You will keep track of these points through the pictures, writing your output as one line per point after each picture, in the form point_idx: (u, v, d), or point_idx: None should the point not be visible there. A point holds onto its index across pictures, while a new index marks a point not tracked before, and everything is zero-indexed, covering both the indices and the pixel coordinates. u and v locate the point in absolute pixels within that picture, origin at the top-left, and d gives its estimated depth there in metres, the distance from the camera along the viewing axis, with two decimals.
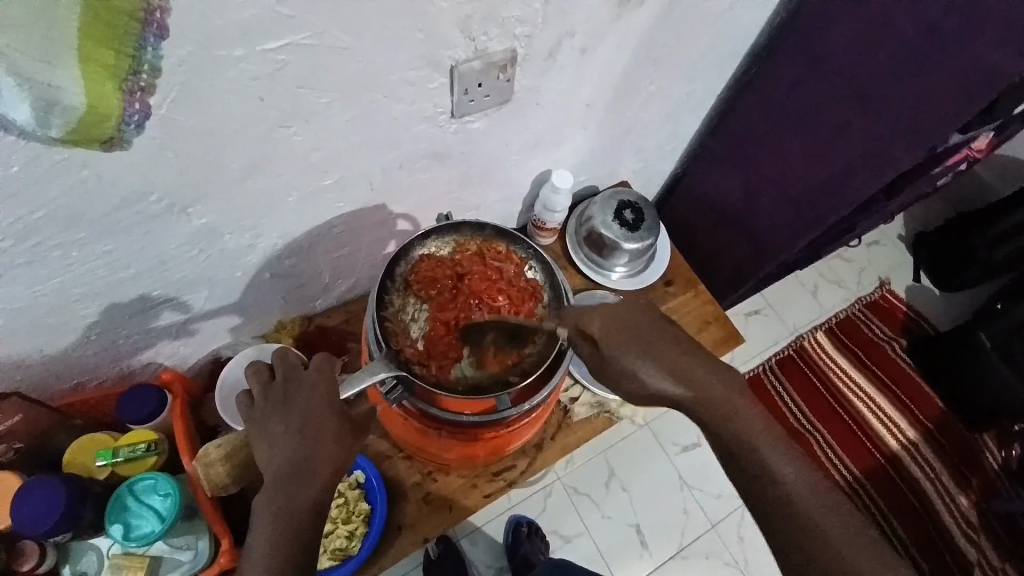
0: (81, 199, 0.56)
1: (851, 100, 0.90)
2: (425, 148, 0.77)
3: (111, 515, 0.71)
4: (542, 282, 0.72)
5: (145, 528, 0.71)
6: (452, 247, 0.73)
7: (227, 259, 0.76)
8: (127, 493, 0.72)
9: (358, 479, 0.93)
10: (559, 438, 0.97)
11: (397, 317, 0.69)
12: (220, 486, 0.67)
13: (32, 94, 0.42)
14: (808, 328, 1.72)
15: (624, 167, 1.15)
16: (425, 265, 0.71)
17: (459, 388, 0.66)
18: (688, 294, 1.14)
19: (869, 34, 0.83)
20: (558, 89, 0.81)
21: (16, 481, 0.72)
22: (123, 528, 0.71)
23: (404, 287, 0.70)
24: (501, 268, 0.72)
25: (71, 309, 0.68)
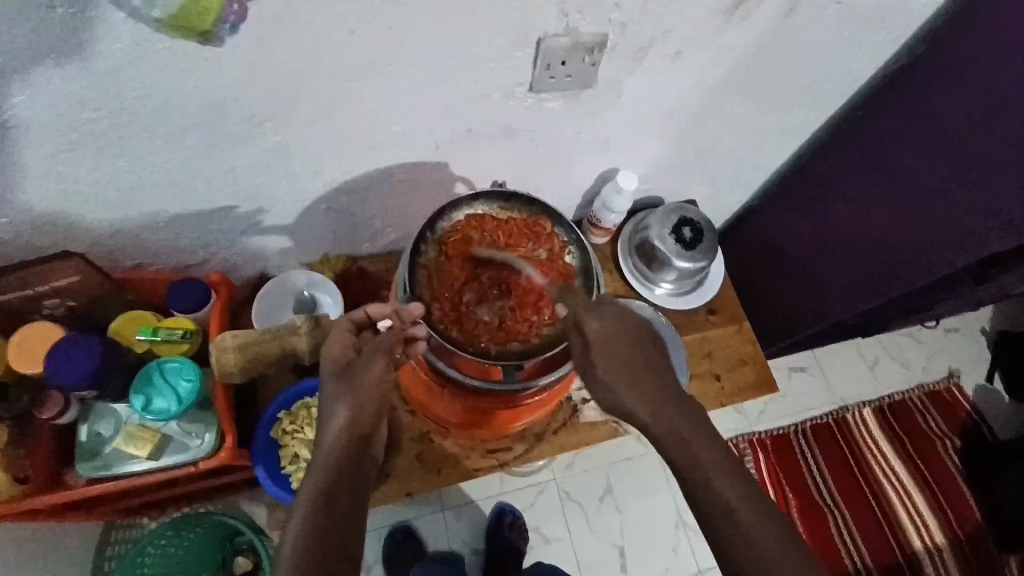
0: (171, 91, 0.61)
1: (959, 164, 0.83)
2: (497, 120, 0.78)
3: (136, 385, 0.76)
4: (577, 269, 0.70)
5: (161, 404, 0.76)
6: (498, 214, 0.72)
7: (289, 181, 0.79)
8: (155, 370, 0.77)
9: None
10: (567, 432, 0.96)
11: (432, 266, 0.69)
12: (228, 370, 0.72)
13: None
14: (855, 402, 1.61)
15: (695, 186, 1.11)
16: (468, 224, 0.70)
17: (470, 349, 0.66)
18: (730, 329, 1.09)
19: (999, 102, 0.77)
20: (642, 86, 0.80)
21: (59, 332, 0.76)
22: (144, 400, 0.75)
23: (444, 239, 0.70)
24: (541, 245, 0.70)
25: (143, 196, 0.74)
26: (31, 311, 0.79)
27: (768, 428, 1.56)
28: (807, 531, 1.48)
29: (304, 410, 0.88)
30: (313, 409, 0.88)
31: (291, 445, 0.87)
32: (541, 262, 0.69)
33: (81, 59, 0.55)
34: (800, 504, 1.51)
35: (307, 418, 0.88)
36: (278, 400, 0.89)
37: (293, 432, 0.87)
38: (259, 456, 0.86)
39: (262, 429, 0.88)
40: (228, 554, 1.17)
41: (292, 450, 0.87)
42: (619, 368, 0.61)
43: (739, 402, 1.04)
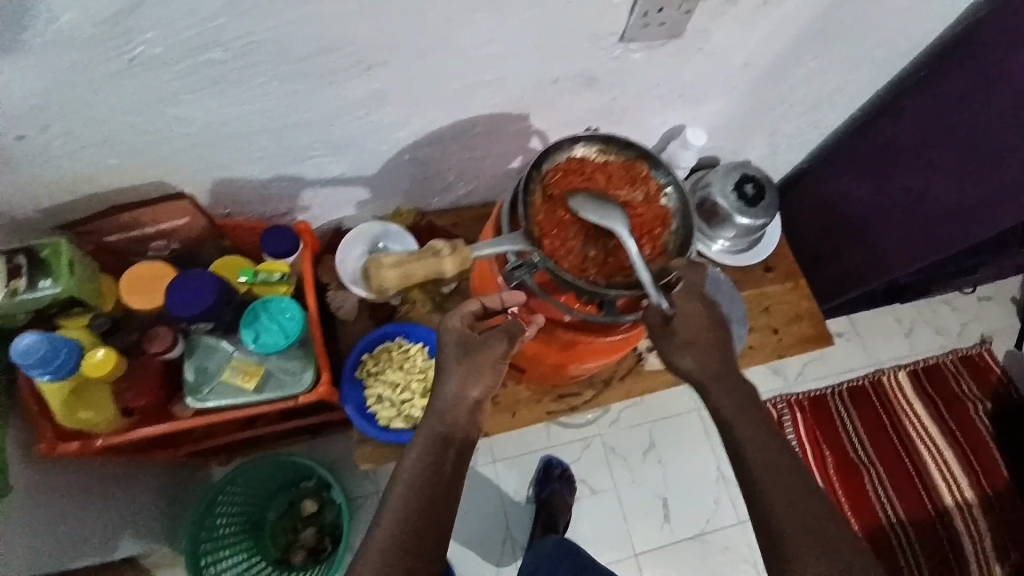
0: (293, 31, 0.63)
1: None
2: (583, 68, 0.80)
3: (245, 321, 0.77)
4: (675, 212, 0.68)
5: (270, 340, 0.77)
6: (597, 157, 0.70)
7: (381, 130, 0.82)
8: (262, 308, 0.78)
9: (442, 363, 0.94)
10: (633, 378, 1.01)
11: (540, 202, 0.66)
12: (378, 286, 0.70)
13: None
14: (891, 365, 1.65)
15: (756, 144, 1.13)
16: (570, 165, 0.68)
17: (580, 282, 0.64)
18: (787, 285, 1.12)
19: None
20: (726, 37, 0.81)
21: (169, 271, 0.77)
22: (253, 335, 0.77)
23: (548, 177, 0.67)
24: (641, 189, 0.69)
25: (245, 140, 0.76)
26: (139, 252, 0.83)
27: (806, 390, 1.60)
28: (844, 488, 1.53)
29: (385, 353, 0.93)
30: (392, 353, 0.93)
31: (374, 385, 0.92)
32: (643, 205, 0.68)
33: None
34: (837, 463, 1.56)
35: (388, 360, 0.93)
36: (362, 343, 0.94)
37: (377, 372, 0.92)
38: (348, 393, 0.91)
39: (348, 369, 0.93)
40: (295, 496, 1.26)
41: (375, 391, 0.91)
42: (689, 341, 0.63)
43: (797, 355, 1.07)
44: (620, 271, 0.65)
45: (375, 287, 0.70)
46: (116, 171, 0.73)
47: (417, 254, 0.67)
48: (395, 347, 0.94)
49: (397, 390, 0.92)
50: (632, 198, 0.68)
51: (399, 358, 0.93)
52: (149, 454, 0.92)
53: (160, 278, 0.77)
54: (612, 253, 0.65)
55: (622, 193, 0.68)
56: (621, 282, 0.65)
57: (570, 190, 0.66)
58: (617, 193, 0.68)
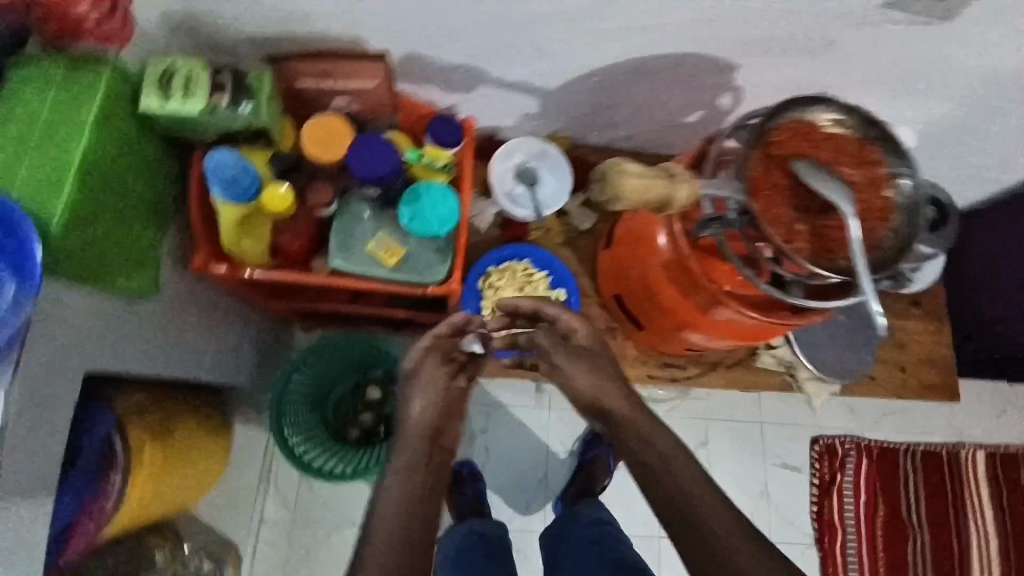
0: None
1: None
2: (825, 31, 0.71)
3: (405, 199, 0.77)
4: (900, 207, 0.61)
5: (425, 224, 0.77)
6: (832, 127, 0.63)
7: (580, 45, 0.76)
8: (423, 190, 0.77)
9: (561, 295, 0.93)
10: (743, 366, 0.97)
11: (760, 158, 0.61)
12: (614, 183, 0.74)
13: None
14: (976, 443, 1.54)
15: (946, 168, 1.01)
16: (801, 128, 0.62)
17: (783, 249, 0.59)
18: (926, 326, 1.04)
19: None
20: (995, 31, 0.71)
21: (348, 132, 0.75)
22: (409, 215, 0.76)
23: (774, 134, 0.62)
24: (869, 173, 0.62)
25: (453, 21, 0.72)
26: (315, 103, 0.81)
27: (880, 440, 1.52)
28: (884, 546, 1.48)
29: (509, 271, 0.93)
30: (515, 272, 0.93)
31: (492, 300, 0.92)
32: (867, 190, 0.62)
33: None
34: (886, 520, 1.50)
35: (511, 279, 0.93)
36: (489, 256, 0.93)
37: (498, 287, 0.92)
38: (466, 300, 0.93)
39: (471, 278, 0.93)
40: (361, 379, 1.26)
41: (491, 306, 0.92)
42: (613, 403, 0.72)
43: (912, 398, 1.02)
44: (826, 252, 0.60)
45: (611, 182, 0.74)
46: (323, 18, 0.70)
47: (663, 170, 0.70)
48: (519, 267, 0.93)
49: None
50: (857, 179, 0.62)
51: (522, 280, 0.93)
52: (266, 301, 0.97)
53: (337, 134, 0.75)
54: (823, 232, 0.60)
55: (848, 171, 0.62)
56: (824, 265, 0.59)
57: (797, 154, 0.61)
58: (843, 171, 0.62)
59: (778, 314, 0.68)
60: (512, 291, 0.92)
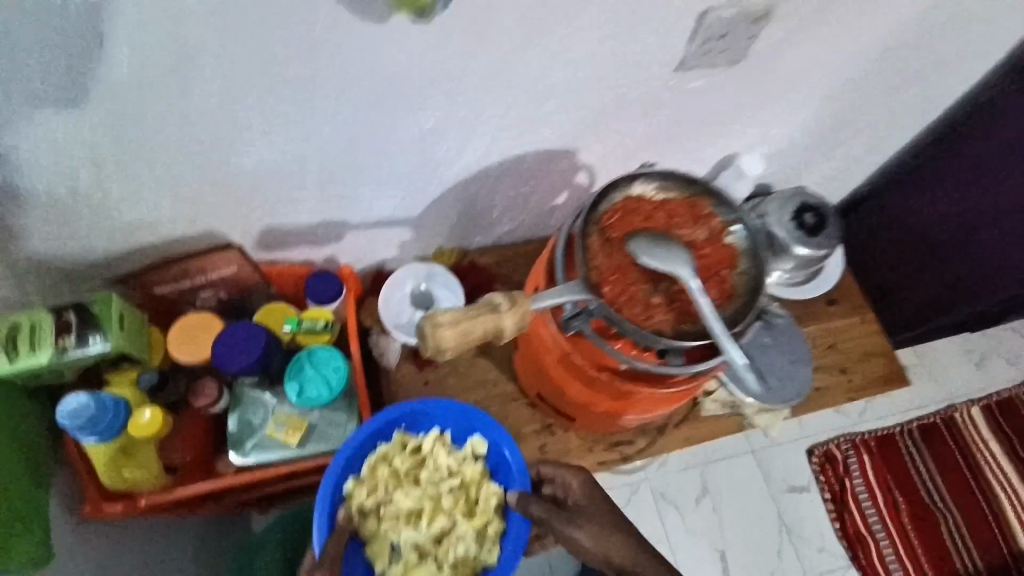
0: (343, 76, 0.59)
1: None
2: (639, 100, 0.75)
3: (290, 372, 0.75)
4: (741, 250, 0.64)
5: (314, 392, 0.74)
6: (656, 193, 0.65)
7: (428, 169, 0.79)
8: (307, 360, 0.75)
9: (478, 446, 0.77)
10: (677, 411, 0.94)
11: (597, 249, 0.62)
12: (438, 348, 0.56)
13: None
14: (962, 401, 1.54)
15: (815, 171, 1.06)
16: (626, 205, 0.64)
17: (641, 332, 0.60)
18: (853, 320, 1.04)
19: None
20: (791, 64, 0.75)
21: (216, 323, 0.76)
22: (298, 387, 0.74)
23: (600, 222, 0.63)
24: (702, 228, 0.64)
25: (285, 189, 0.73)
26: (184, 302, 0.81)
27: (872, 429, 1.49)
28: (917, 534, 1.42)
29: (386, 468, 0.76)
30: (393, 463, 0.76)
31: (383, 530, 0.76)
32: (702, 246, 0.63)
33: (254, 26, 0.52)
34: (909, 508, 1.44)
35: (389, 478, 0.76)
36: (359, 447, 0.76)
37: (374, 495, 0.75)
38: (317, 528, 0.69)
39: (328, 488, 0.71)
40: None
41: (390, 539, 0.75)
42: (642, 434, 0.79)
43: (871, 395, 0.99)
44: (683, 318, 0.61)
45: (433, 348, 0.56)
46: (162, 219, 0.70)
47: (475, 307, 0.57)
48: (393, 451, 0.77)
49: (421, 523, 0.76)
50: (694, 239, 0.64)
51: (407, 474, 0.77)
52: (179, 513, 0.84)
53: (210, 332, 0.76)
54: (677, 301, 0.61)
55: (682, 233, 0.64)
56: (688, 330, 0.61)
57: (629, 233, 0.62)
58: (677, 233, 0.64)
59: (660, 385, 0.70)
60: (401, 496, 0.76)
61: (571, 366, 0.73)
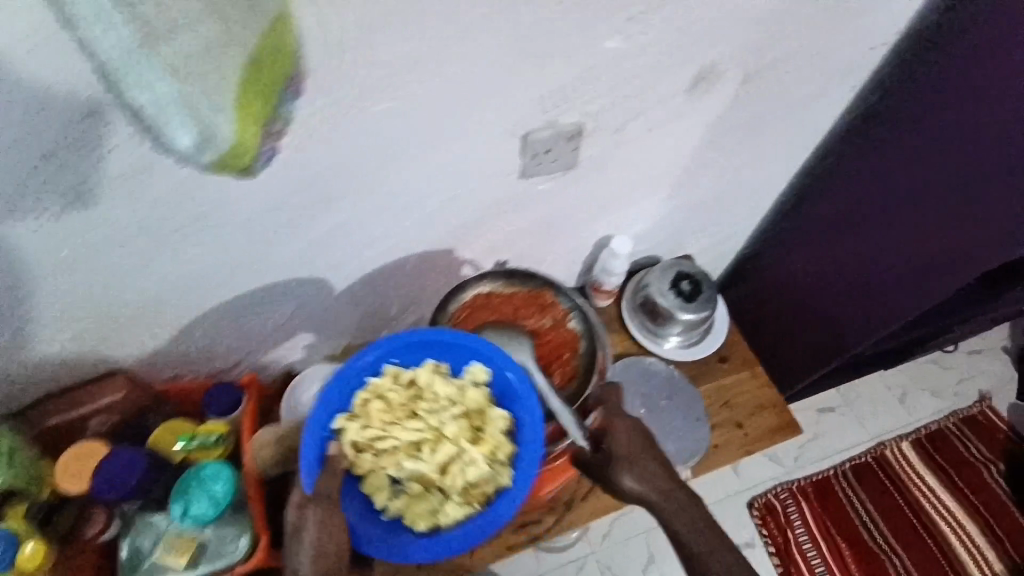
0: (205, 220, 0.67)
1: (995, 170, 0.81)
2: (496, 205, 0.84)
3: (177, 493, 0.77)
4: (579, 332, 0.82)
5: (201, 509, 0.76)
6: (503, 288, 0.83)
7: (312, 282, 0.85)
8: (194, 477, 0.77)
9: (478, 377, 0.72)
10: (643, 446, 0.70)
11: None
12: (270, 462, 0.79)
13: (194, 126, 0.37)
14: (892, 437, 1.58)
15: (691, 242, 1.16)
16: (479, 300, 0.81)
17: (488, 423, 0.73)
18: (745, 375, 1.11)
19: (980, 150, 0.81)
20: (626, 161, 0.85)
21: (102, 450, 0.79)
22: (184, 507, 0.76)
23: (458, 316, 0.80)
24: (548, 314, 0.83)
25: (174, 317, 0.79)
26: (77, 433, 0.82)
27: (806, 475, 1.52)
28: None
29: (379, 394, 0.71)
30: (386, 396, 0.71)
31: (382, 461, 0.71)
32: (546, 332, 0.82)
33: (115, 203, 0.59)
34: (856, 554, 1.45)
35: (383, 412, 0.71)
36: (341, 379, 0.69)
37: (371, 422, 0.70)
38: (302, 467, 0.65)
39: (316, 416, 0.68)
40: None
41: (389, 472, 0.71)
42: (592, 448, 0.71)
43: (765, 447, 1.06)
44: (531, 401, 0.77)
45: (263, 462, 0.79)
46: (52, 356, 0.76)
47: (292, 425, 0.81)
48: (387, 387, 0.71)
49: (423, 454, 0.72)
50: (541, 326, 0.82)
51: (401, 408, 0.72)
52: None
53: (95, 460, 0.78)
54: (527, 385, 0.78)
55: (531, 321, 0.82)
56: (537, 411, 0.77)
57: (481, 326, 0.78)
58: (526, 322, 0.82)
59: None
60: (396, 431, 0.71)
61: None
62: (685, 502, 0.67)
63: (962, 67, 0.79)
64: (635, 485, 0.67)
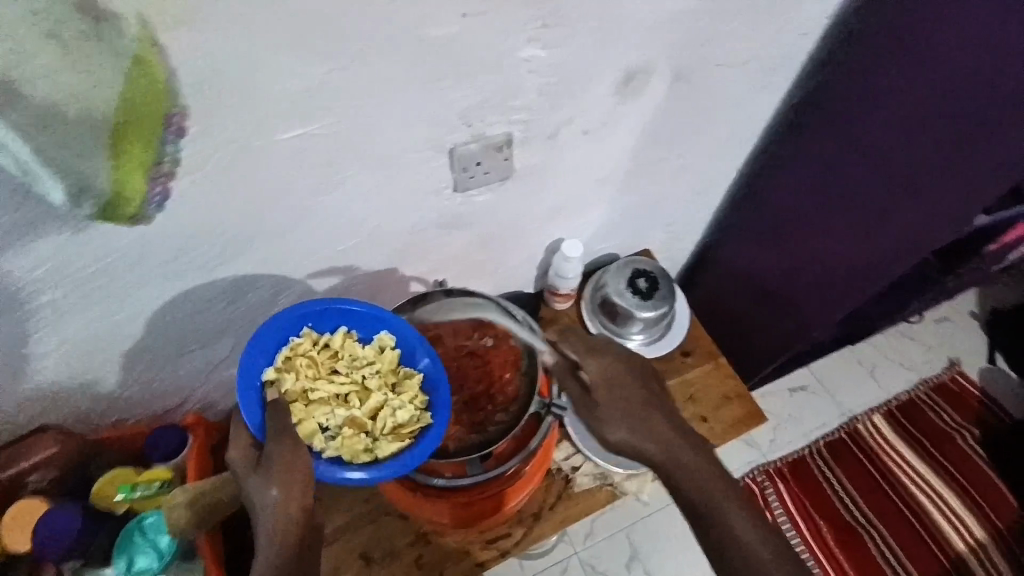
0: (124, 259, 0.66)
1: (935, 156, 0.79)
2: (434, 218, 0.83)
3: (119, 549, 0.79)
4: (521, 350, 0.82)
5: (143, 562, 0.79)
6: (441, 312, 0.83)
7: (252, 312, 0.84)
8: (137, 529, 0.80)
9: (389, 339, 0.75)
10: (635, 381, 0.70)
11: None
12: (181, 526, 0.75)
13: (69, 182, 0.51)
14: (864, 410, 1.60)
15: (646, 236, 1.16)
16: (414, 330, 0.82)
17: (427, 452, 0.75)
18: (706, 367, 1.10)
19: (900, 130, 0.82)
20: (563, 165, 0.85)
21: (41, 506, 0.79)
22: (127, 563, 0.79)
23: None
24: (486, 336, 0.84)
25: (110, 352, 0.78)
26: (17, 490, 0.80)
27: (782, 456, 1.53)
28: (848, 559, 1.42)
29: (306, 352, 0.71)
30: (310, 352, 0.72)
31: (311, 412, 0.70)
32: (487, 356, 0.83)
33: (36, 249, 0.60)
34: (835, 532, 1.46)
35: (308, 366, 0.71)
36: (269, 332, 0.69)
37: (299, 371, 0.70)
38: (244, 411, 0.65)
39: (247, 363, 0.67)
40: None
41: (318, 422, 0.70)
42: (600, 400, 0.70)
43: (731, 438, 1.04)
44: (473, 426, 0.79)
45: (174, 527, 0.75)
46: None
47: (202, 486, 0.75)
48: (310, 350, 0.72)
49: (351, 403, 0.73)
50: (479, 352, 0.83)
51: (325, 363, 0.73)
52: None
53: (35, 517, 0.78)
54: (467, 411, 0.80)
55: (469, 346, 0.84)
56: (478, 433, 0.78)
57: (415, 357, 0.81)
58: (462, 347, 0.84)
59: (478, 493, 0.80)
60: (322, 383, 0.72)
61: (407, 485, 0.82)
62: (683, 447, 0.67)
63: (882, 50, 0.80)
64: (628, 435, 0.67)
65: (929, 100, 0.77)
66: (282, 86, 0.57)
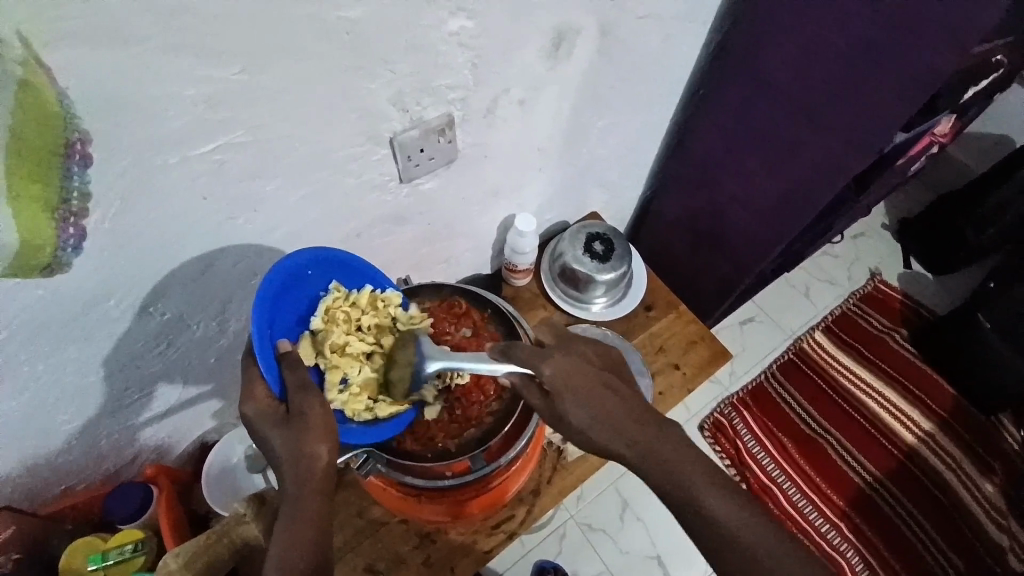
0: (41, 315, 0.58)
1: (839, 81, 0.84)
2: (381, 215, 0.79)
3: None
4: (502, 333, 0.80)
5: None
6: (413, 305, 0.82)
7: (198, 345, 0.77)
8: None
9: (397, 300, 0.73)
10: (598, 380, 0.65)
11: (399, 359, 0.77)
12: None
13: None
14: (806, 329, 1.72)
15: (590, 199, 1.17)
16: None
17: (429, 456, 0.73)
18: (670, 316, 1.14)
19: (811, 60, 0.85)
20: (504, 140, 0.83)
21: None
22: None
23: None
24: (465, 323, 0.80)
25: (42, 417, 0.70)
26: None
27: (742, 385, 1.63)
28: (815, 468, 1.55)
29: (342, 306, 0.69)
30: (344, 308, 0.69)
31: (342, 363, 0.68)
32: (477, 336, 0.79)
33: None
34: (799, 444, 1.58)
35: (344, 320, 0.69)
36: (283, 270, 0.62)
37: (333, 328, 0.68)
38: (263, 364, 0.59)
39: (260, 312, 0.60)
40: None
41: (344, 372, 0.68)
42: (582, 407, 0.64)
43: (705, 380, 1.08)
44: (470, 424, 0.76)
45: None
46: None
47: (203, 542, 0.69)
48: (341, 304, 0.69)
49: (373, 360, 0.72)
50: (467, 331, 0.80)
51: (355, 317, 0.70)
52: None
53: None
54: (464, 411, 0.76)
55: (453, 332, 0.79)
56: (476, 433, 0.75)
57: None
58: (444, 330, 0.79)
59: (480, 486, 0.80)
60: (354, 337, 0.70)
61: (410, 495, 0.80)
62: (641, 437, 0.63)
63: None
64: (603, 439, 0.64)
65: (837, 27, 0.80)
66: (193, 92, 0.51)
